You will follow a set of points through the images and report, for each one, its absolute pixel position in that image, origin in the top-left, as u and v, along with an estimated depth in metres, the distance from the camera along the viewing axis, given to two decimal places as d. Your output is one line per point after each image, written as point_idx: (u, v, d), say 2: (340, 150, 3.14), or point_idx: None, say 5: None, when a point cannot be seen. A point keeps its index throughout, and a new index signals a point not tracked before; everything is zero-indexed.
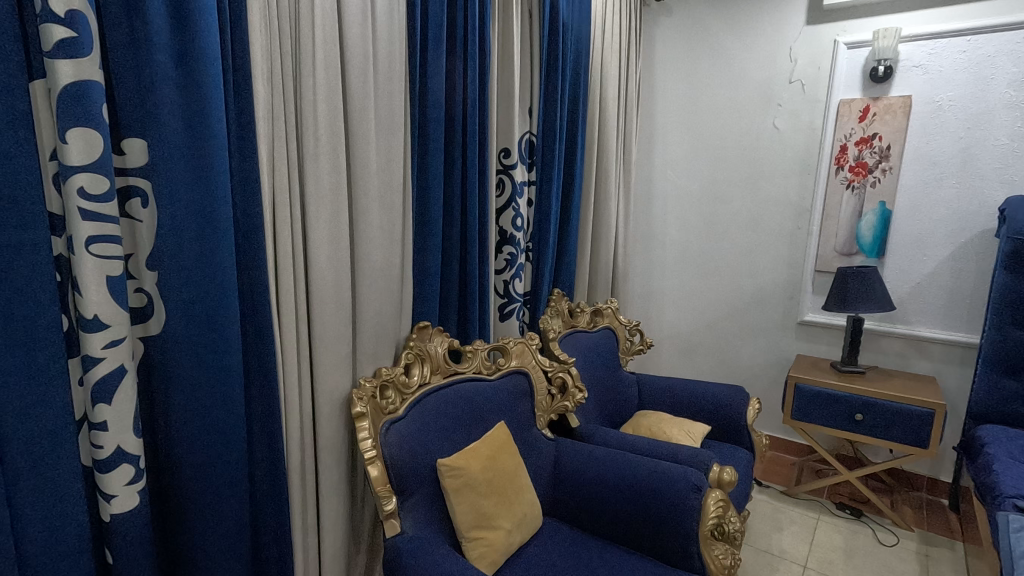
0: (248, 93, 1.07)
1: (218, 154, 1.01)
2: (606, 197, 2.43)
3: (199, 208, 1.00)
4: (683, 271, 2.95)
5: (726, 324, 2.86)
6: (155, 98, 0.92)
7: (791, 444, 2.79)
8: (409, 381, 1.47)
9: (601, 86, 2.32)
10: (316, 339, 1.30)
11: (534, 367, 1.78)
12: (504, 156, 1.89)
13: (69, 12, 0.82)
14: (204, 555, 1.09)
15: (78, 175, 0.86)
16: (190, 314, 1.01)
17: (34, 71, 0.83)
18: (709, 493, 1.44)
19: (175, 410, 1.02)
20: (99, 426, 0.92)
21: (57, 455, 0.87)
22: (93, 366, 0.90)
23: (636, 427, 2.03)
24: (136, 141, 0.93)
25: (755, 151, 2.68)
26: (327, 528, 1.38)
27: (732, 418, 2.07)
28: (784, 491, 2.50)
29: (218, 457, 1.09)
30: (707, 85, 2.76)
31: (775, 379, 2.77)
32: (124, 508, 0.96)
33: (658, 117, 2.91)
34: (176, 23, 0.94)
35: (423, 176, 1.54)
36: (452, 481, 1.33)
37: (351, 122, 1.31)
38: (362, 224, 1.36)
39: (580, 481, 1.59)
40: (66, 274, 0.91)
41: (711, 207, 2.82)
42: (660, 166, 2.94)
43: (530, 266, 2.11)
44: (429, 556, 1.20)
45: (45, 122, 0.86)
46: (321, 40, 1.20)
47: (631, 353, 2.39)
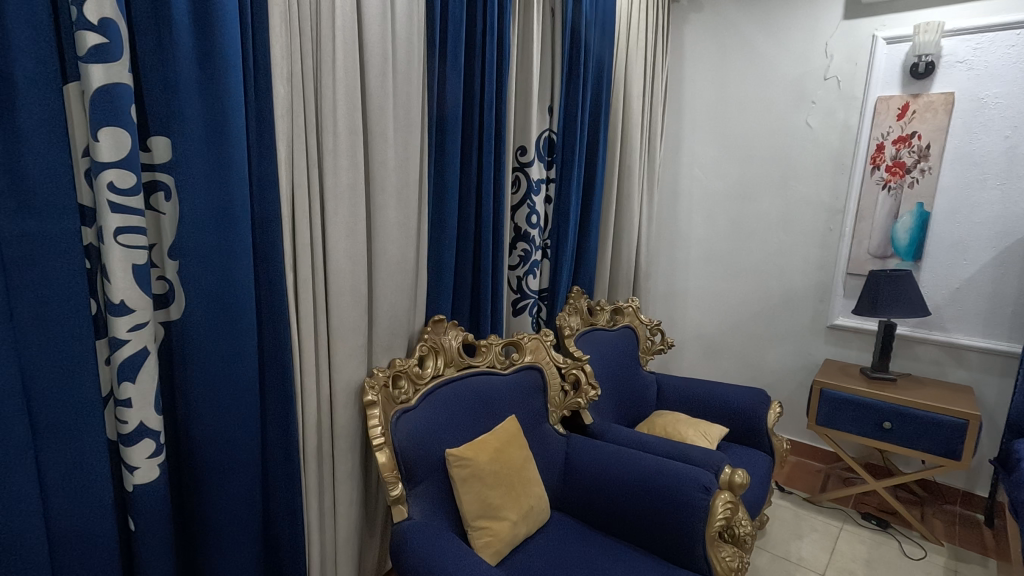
0: (268, 92, 1.13)
1: (237, 150, 1.07)
2: (629, 194, 2.42)
3: (218, 202, 1.06)
4: (709, 271, 2.91)
5: (752, 325, 2.81)
6: (178, 99, 0.98)
7: (817, 451, 2.72)
8: (422, 372, 1.51)
9: (626, 84, 2.31)
10: (332, 329, 1.35)
11: (548, 363, 1.79)
12: (520, 153, 1.92)
13: (102, 20, 0.89)
14: (218, 528, 1.15)
15: (108, 171, 0.93)
16: (208, 302, 1.07)
17: (68, 74, 0.90)
18: (719, 494, 1.42)
19: (193, 391, 1.09)
20: (123, 403, 0.99)
21: (84, 429, 0.94)
22: (120, 347, 0.97)
23: (651, 426, 2.03)
24: (161, 139, 1.00)
25: (786, 149, 2.61)
26: (341, 511, 1.43)
27: (752, 421, 2.03)
28: (807, 498, 2.45)
29: (234, 437, 1.15)
30: (738, 81, 2.71)
31: (802, 383, 2.71)
32: (146, 479, 1.03)
33: (686, 114, 2.87)
34: (200, 27, 1.00)
35: (440, 174, 1.58)
36: (459, 471, 1.36)
37: (370, 121, 1.36)
38: (378, 218, 1.41)
39: (589, 477, 1.61)
40: (95, 262, 0.98)
41: (739, 206, 2.77)
42: (687, 164, 2.90)
43: (548, 263, 2.13)
44: (433, 543, 1.23)
45: (79, 121, 0.93)
46: (342, 41, 1.25)
47: (651, 353, 2.37)
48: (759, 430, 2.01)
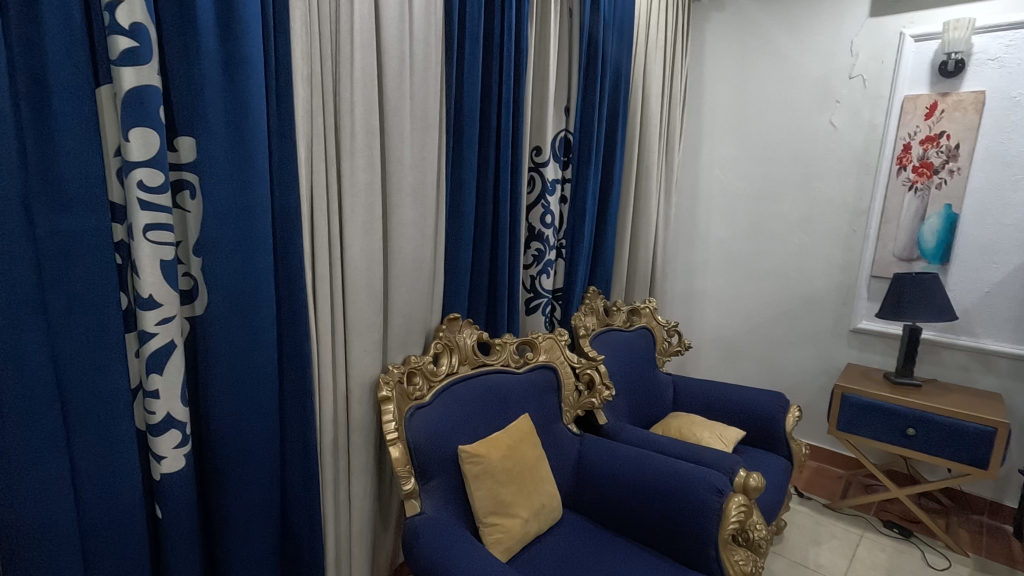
0: (288, 94, 1.16)
1: (258, 151, 1.10)
2: (646, 195, 2.41)
3: (241, 201, 1.09)
4: (729, 272, 2.87)
5: (771, 328, 2.77)
6: (204, 101, 1.02)
7: (838, 456, 2.67)
8: (437, 369, 1.53)
9: (644, 84, 2.30)
10: (349, 325, 1.38)
11: (562, 362, 1.80)
12: (536, 153, 1.93)
13: (133, 24, 0.92)
14: (239, 518, 1.19)
15: (137, 170, 0.96)
16: (230, 297, 1.11)
17: (101, 77, 0.94)
18: (732, 497, 1.41)
19: (215, 384, 1.12)
20: (151, 394, 1.03)
21: (113, 418, 0.98)
22: (148, 339, 1.01)
23: (666, 428, 2.02)
24: (187, 140, 1.03)
25: (809, 149, 2.57)
26: (356, 504, 1.46)
27: (769, 425, 2.01)
28: (827, 504, 2.40)
29: (253, 428, 1.18)
30: (759, 80, 2.67)
31: (822, 387, 2.66)
32: (172, 468, 1.07)
33: (706, 114, 2.84)
34: (225, 31, 1.03)
35: (456, 173, 1.60)
36: (472, 467, 1.38)
37: (388, 121, 1.38)
38: (395, 217, 1.44)
39: (601, 478, 1.61)
40: (125, 258, 1.02)
41: (760, 207, 2.73)
42: (707, 165, 2.88)
43: (563, 262, 2.13)
44: (445, 538, 1.25)
45: (111, 122, 0.97)
46: (360, 43, 1.27)
47: (668, 354, 2.36)
48: (777, 434, 1.99)
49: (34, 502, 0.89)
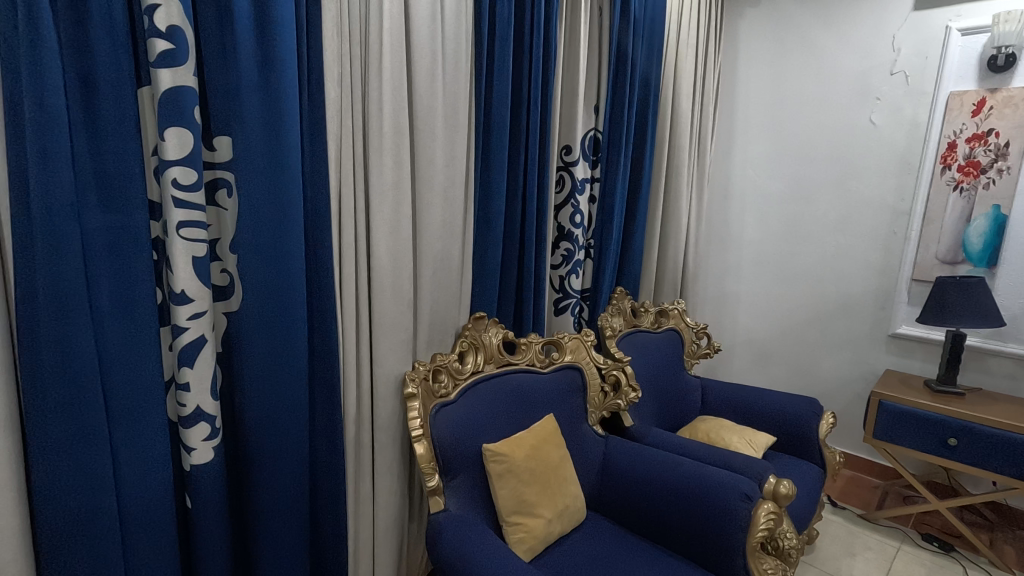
0: (320, 94, 1.18)
1: (291, 151, 1.12)
2: (677, 194, 2.37)
3: (273, 200, 1.12)
4: (761, 275, 2.81)
5: (805, 332, 2.69)
6: (239, 102, 1.05)
7: (874, 466, 2.58)
8: (462, 367, 1.54)
9: (675, 81, 2.27)
10: (376, 322, 1.39)
11: (588, 363, 1.79)
12: (565, 153, 1.92)
13: (169, 27, 0.96)
14: (267, 510, 1.21)
15: (173, 168, 1.00)
16: (262, 293, 1.13)
17: (143, 79, 0.98)
18: (761, 504, 1.38)
19: (247, 378, 1.15)
20: (184, 386, 1.07)
21: (151, 408, 1.02)
22: (181, 333, 1.05)
23: (693, 431, 1.99)
24: (225, 139, 1.07)
25: (847, 148, 2.49)
26: (381, 499, 1.48)
27: (802, 432, 1.95)
28: (862, 515, 2.33)
29: (283, 422, 1.20)
30: (795, 77, 2.60)
31: (858, 394, 2.58)
32: (202, 460, 1.10)
33: (738, 112, 2.78)
34: (260, 33, 1.06)
35: (485, 172, 1.61)
36: (496, 466, 1.38)
37: (417, 120, 1.40)
38: (423, 216, 1.45)
39: (626, 480, 1.59)
40: (162, 254, 1.06)
41: (795, 208, 2.66)
42: (739, 164, 2.82)
43: (591, 262, 2.12)
44: (468, 535, 1.26)
45: (150, 122, 1.00)
46: (389, 43, 1.29)
47: (696, 357, 2.32)
48: (809, 441, 1.93)
49: (77, 487, 0.93)
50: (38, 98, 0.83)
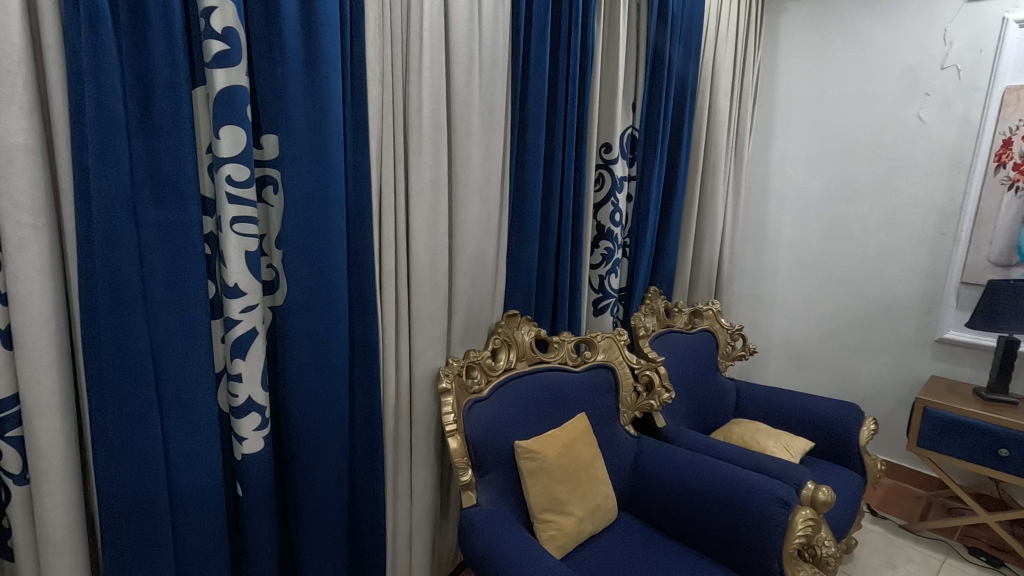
0: (363, 94, 1.21)
1: (334, 148, 1.15)
2: (713, 193, 2.33)
3: (317, 197, 1.14)
4: (799, 276, 2.73)
5: (845, 335, 2.61)
6: (285, 101, 1.08)
7: (918, 475, 2.49)
8: (495, 364, 1.55)
9: (713, 78, 2.23)
10: (413, 318, 1.42)
11: (620, 363, 1.78)
12: (605, 151, 1.91)
13: (225, 29, 1.00)
14: (307, 500, 1.24)
15: (227, 165, 1.04)
16: (304, 288, 1.16)
17: (197, 79, 1.02)
18: (799, 510, 1.34)
19: (291, 371, 1.19)
20: (235, 377, 1.10)
21: (200, 397, 1.06)
22: (233, 326, 1.09)
23: (727, 434, 1.95)
24: (271, 137, 1.11)
25: (893, 146, 2.40)
26: (416, 493, 1.50)
27: (841, 438, 1.89)
28: (903, 526, 2.25)
29: (325, 414, 1.24)
30: (838, 72, 2.52)
31: (902, 400, 2.49)
32: (253, 449, 1.14)
33: (778, 109, 2.72)
34: (306, 34, 1.08)
35: (521, 170, 1.61)
36: (528, 463, 1.39)
37: (456, 118, 1.41)
38: (460, 214, 1.47)
39: (658, 482, 1.57)
40: (214, 249, 1.10)
41: (836, 207, 2.58)
42: (778, 162, 2.75)
43: (626, 261, 2.11)
44: (501, 531, 1.26)
45: (205, 121, 1.04)
46: (429, 43, 1.31)
47: (732, 358, 2.28)
48: (849, 447, 1.87)
49: (130, 470, 0.98)
50: (98, 99, 0.87)
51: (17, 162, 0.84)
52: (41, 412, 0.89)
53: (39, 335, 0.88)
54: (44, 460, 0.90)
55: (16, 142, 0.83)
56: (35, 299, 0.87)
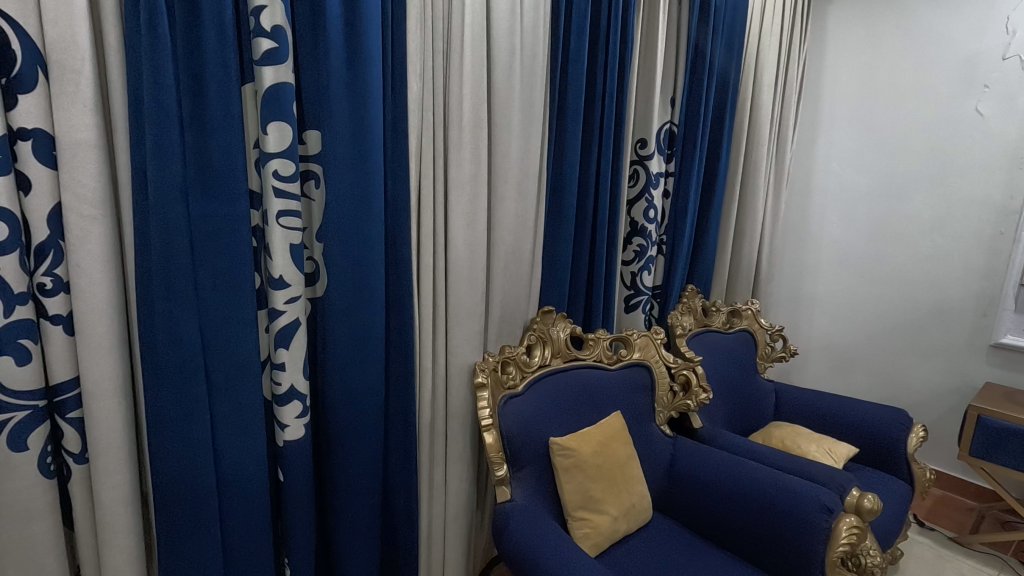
0: (403, 90, 1.22)
1: (374, 143, 1.17)
2: (754, 190, 2.27)
3: (357, 192, 1.16)
4: (844, 276, 2.63)
5: (893, 339, 2.51)
6: (327, 97, 1.10)
7: (969, 486, 2.38)
8: (530, 360, 1.55)
9: (756, 71, 2.17)
10: (449, 313, 1.43)
11: (657, 361, 1.76)
12: (640, 146, 1.89)
13: (274, 28, 1.02)
14: (343, 488, 1.27)
15: (273, 160, 1.07)
16: (344, 281, 1.19)
17: (246, 77, 1.05)
18: (843, 517, 1.30)
19: (330, 362, 1.21)
20: (279, 366, 1.14)
21: (244, 387, 1.09)
22: (277, 317, 1.12)
23: (766, 437, 1.91)
24: (314, 133, 1.13)
25: (948, 141, 2.29)
26: (451, 487, 1.51)
27: (888, 444, 1.82)
28: (953, 538, 2.15)
29: (362, 404, 1.26)
30: (890, 63, 2.42)
31: (953, 407, 2.38)
32: (294, 436, 1.17)
33: (824, 103, 2.62)
34: (349, 30, 1.10)
35: (558, 165, 1.60)
36: (563, 459, 1.38)
37: (495, 113, 1.42)
38: (498, 209, 1.47)
39: (695, 483, 1.54)
40: (260, 242, 1.13)
41: (885, 205, 2.48)
42: (823, 158, 2.65)
43: (662, 259, 2.08)
44: (535, 526, 1.27)
45: (252, 118, 1.07)
46: (469, 38, 1.31)
47: (771, 360, 2.22)
48: (896, 454, 1.80)
49: (178, 455, 1.01)
50: (155, 96, 0.90)
51: (82, 156, 0.88)
52: (100, 394, 0.94)
53: (98, 321, 0.92)
54: (102, 439, 0.95)
55: (81, 137, 0.87)
56: (95, 286, 0.91)
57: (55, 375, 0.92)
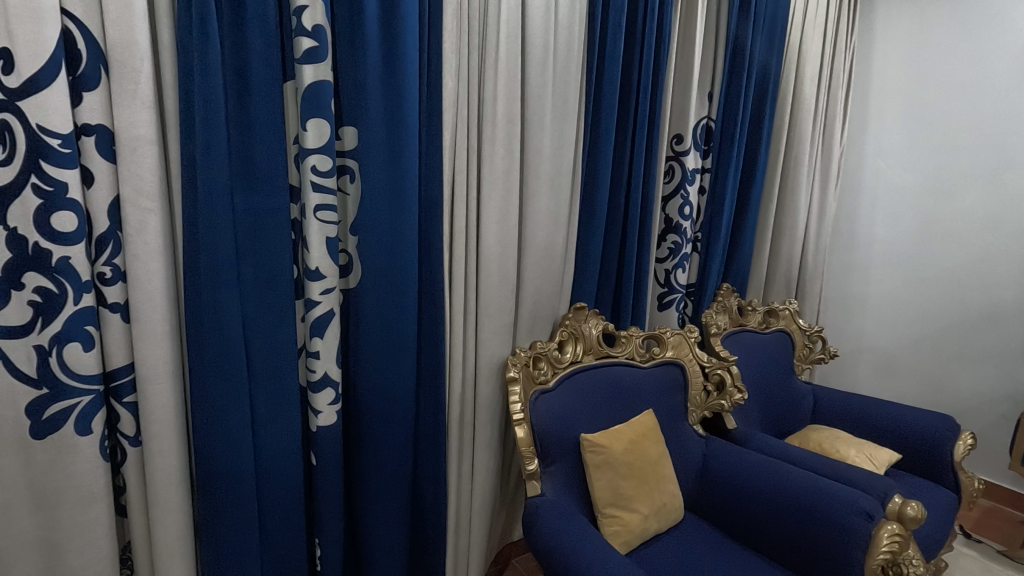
0: (439, 86, 1.24)
1: (409, 138, 1.18)
2: (795, 187, 2.21)
3: (393, 186, 1.19)
4: (889, 277, 2.53)
5: (940, 342, 2.41)
6: (365, 93, 1.12)
7: (1020, 498, 2.28)
8: (561, 356, 1.55)
9: (799, 64, 2.11)
10: (480, 307, 1.44)
11: (690, 360, 1.74)
12: (675, 142, 1.87)
13: (314, 27, 1.05)
14: (376, 477, 1.30)
15: (312, 155, 1.10)
16: (379, 274, 1.21)
17: (287, 75, 1.08)
18: (884, 525, 1.24)
19: (363, 353, 1.24)
20: (314, 354, 1.17)
21: (283, 375, 1.12)
22: (313, 307, 1.16)
23: (803, 440, 1.86)
24: (350, 129, 1.15)
25: (1004, 136, 2.19)
26: (478, 479, 1.53)
27: (932, 451, 1.75)
28: (1002, 551, 2.05)
29: (395, 395, 1.28)
30: (941, 55, 2.32)
31: (1005, 415, 2.28)
32: (327, 423, 1.20)
33: (871, 97, 2.53)
34: (387, 27, 1.12)
35: (591, 161, 1.59)
36: (593, 456, 1.37)
37: (529, 109, 1.42)
38: (531, 205, 1.47)
39: (728, 485, 1.52)
40: (298, 234, 1.16)
41: (934, 203, 2.38)
42: (870, 155, 2.56)
43: (696, 256, 2.05)
44: (565, 522, 1.26)
45: (293, 115, 1.10)
46: (505, 35, 1.32)
47: (810, 362, 2.16)
48: (941, 462, 1.73)
49: (222, 440, 1.05)
50: (205, 93, 0.94)
51: (140, 152, 0.92)
52: (153, 379, 0.98)
53: (154, 310, 0.96)
54: (155, 422, 0.99)
55: (139, 133, 0.91)
56: (151, 277, 0.95)
57: (113, 360, 0.97)
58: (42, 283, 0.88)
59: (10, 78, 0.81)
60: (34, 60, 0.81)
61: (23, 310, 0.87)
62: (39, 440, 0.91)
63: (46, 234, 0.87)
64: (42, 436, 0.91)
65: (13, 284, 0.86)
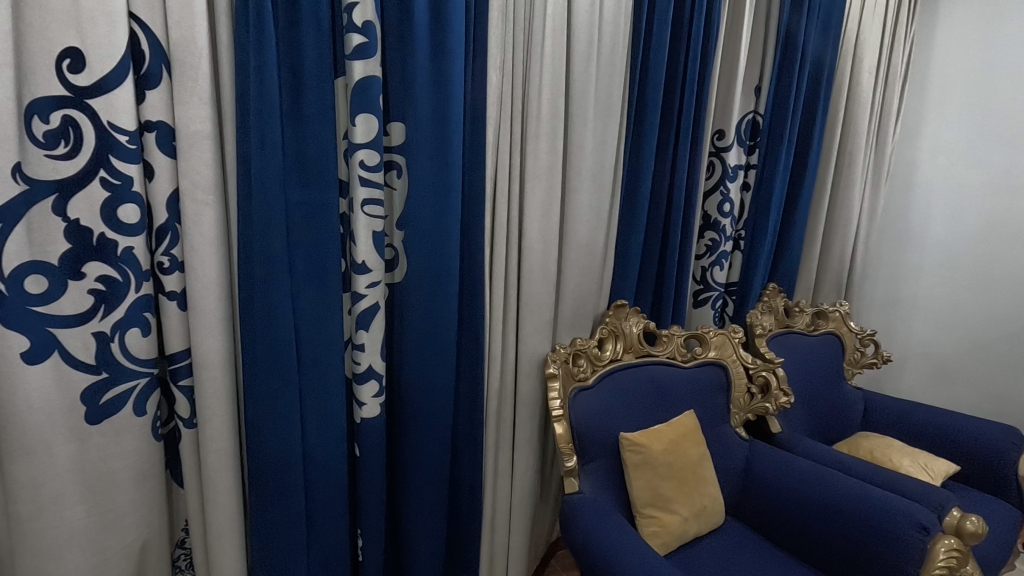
0: (482, 81, 1.25)
1: (454, 134, 1.19)
2: (847, 184, 2.13)
3: (437, 181, 1.20)
4: (947, 280, 2.40)
5: (1003, 348, 2.32)
6: (414, 89, 1.13)
7: None
8: (602, 354, 1.54)
9: (855, 56, 2.02)
10: (521, 302, 1.45)
11: (734, 361, 1.69)
12: (717, 138, 1.82)
13: (364, 23, 1.07)
14: (417, 467, 1.32)
15: (360, 151, 1.12)
16: (423, 269, 1.23)
17: (338, 71, 1.11)
18: (941, 538, 1.19)
19: (407, 346, 1.26)
20: (359, 347, 1.20)
21: (329, 366, 1.15)
22: (359, 299, 1.18)
23: (853, 447, 1.79)
24: (398, 125, 1.17)
25: None
26: (517, 475, 1.53)
27: (996, 464, 1.66)
28: None
29: (435, 388, 1.30)
30: (1015, 45, 2.18)
31: None
32: (371, 414, 1.23)
33: (931, 87, 2.36)
34: (435, 23, 1.13)
35: (634, 157, 1.57)
36: (633, 456, 1.36)
37: (573, 104, 1.40)
38: (573, 201, 1.47)
39: (772, 490, 1.48)
40: (346, 228, 1.19)
41: (1005, 202, 2.25)
42: (927, 150, 2.39)
43: (739, 254, 1.99)
44: (603, 520, 1.26)
45: (343, 110, 1.13)
46: (551, 30, 1.31)
47: (860, 366, 2.07)
48: (1006, 476, 1.64)
49: (271, 427, 1.09)
50: (260, 89, 0.97)
51: (196, 148, 0.96)
52: (208, 366, 1.02)
53: (209, 300, 1.01)
54: (208, 407, 1.03)
55: (195, 129, 0.95)
56: (205, 268, 0.99)
57: (171, 345, 1.02)
58: (104, 272, 0.92)
59: (81, 77, 0.85)
60: (104, 60, 0.86)
61: (81, 300, 0.91)
62: (92, 424, 0.95)
63: (111, 225, 0.92)
64: (95, 420, 0.95)
65: (74, 274, 0.90)
